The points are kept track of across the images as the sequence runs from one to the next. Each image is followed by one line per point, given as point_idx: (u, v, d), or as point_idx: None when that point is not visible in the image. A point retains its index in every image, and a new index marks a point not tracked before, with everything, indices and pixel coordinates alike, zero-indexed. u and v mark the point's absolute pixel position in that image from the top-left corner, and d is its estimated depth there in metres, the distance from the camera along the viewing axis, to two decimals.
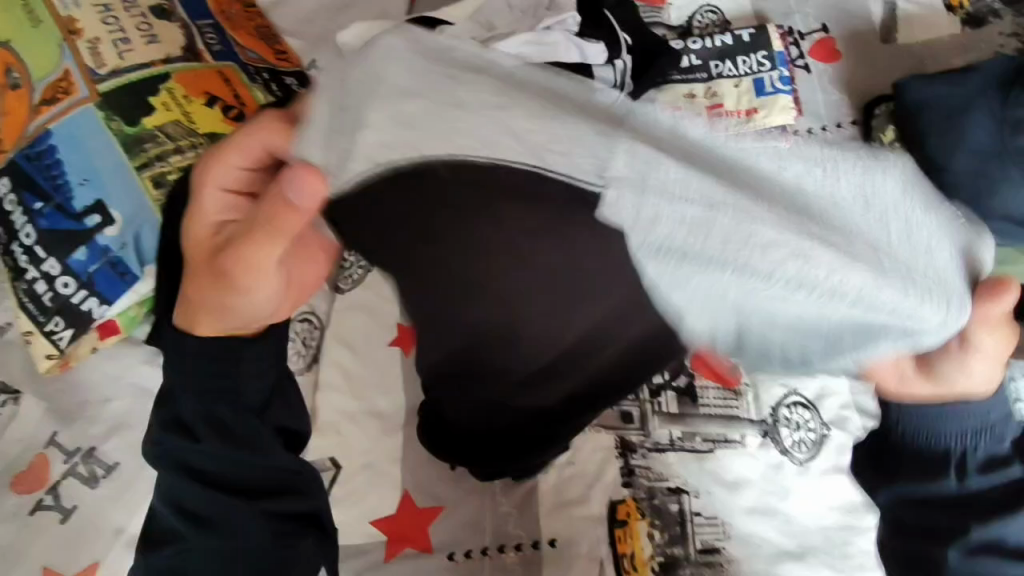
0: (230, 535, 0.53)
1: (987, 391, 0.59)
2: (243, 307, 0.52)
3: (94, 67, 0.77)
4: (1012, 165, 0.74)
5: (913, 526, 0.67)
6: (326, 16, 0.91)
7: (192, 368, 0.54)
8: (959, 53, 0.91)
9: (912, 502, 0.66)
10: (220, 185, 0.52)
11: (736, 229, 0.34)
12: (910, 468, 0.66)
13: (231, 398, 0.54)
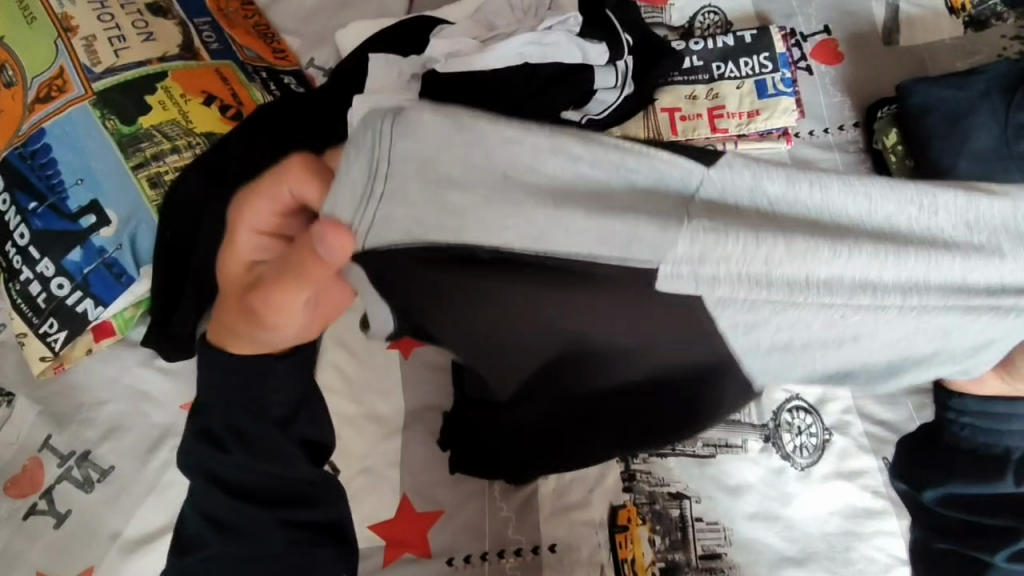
0: (251, 540, 0.53)
1: None
2: (281, 339, 0.51)
3: (89, 64, 0.77)
4: (1016, 169, 0.74)
5: (954, 528, 0.60)
6: (327, 15, 0.98)
7: (216, 381, 0.53)
8: (962, 56, 0.90)
9: (967, 508, 0.59)
10: (254, 226, 0.50)
11: (799, 274, 0.39)
12: (974, 470, 0.57)
13: (257, 413, 0.53)
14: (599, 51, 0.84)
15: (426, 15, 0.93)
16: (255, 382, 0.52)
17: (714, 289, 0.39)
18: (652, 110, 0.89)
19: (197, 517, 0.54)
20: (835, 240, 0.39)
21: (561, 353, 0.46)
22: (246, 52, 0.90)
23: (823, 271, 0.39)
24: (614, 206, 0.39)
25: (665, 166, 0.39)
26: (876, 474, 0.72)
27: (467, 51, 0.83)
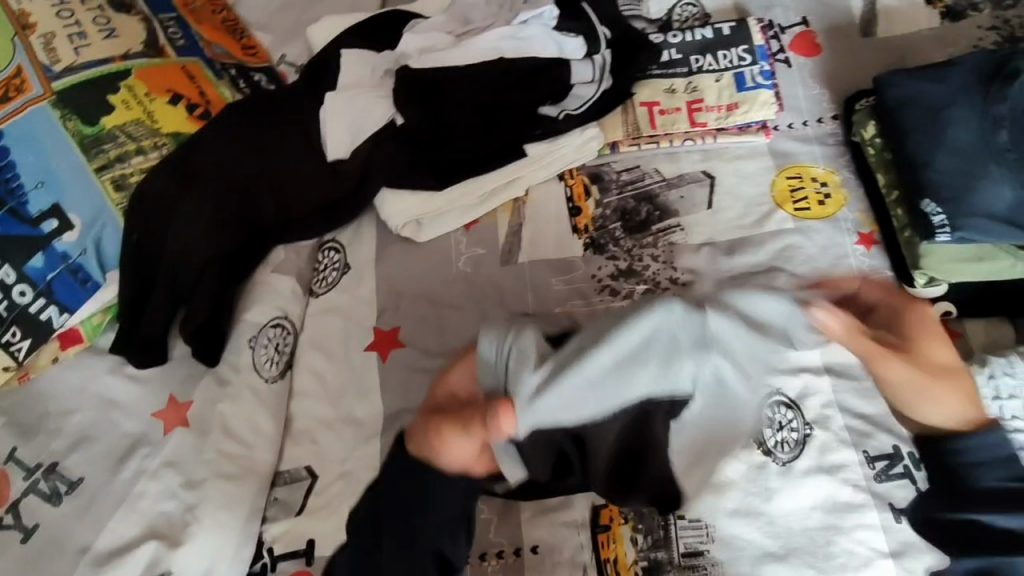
0: None
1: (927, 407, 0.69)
2: (442, 456, 0.60)
3: (48, 64, 0.74)
4: (994, 162, 0.73)
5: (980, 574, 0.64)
6: (298, 11, 0.97)
7: (400, 480, 0.62)
8: (941, 46, 0.89)
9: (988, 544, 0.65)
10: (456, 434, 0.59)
11: (624, 371, 0.56)
12: (999, 507, 0.66)
13: (413, 528, 0.61)
14: (576, 45, 0.86)
15: (399, 9, 0.91)
16: (419, 492, 0.61)
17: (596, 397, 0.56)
18: (630, 104, 0.87)
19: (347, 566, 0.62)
20: (638, 350, 0.56)
21: (608, 426, 0.57)
22: (214, 48, 0.88)
23: (638, 361, 0.56)
24: (579, 391, 0.55)
25: (587, 384, 0.55)
26: (857, 467, 0.71)
27: (441, 45, 0.86)
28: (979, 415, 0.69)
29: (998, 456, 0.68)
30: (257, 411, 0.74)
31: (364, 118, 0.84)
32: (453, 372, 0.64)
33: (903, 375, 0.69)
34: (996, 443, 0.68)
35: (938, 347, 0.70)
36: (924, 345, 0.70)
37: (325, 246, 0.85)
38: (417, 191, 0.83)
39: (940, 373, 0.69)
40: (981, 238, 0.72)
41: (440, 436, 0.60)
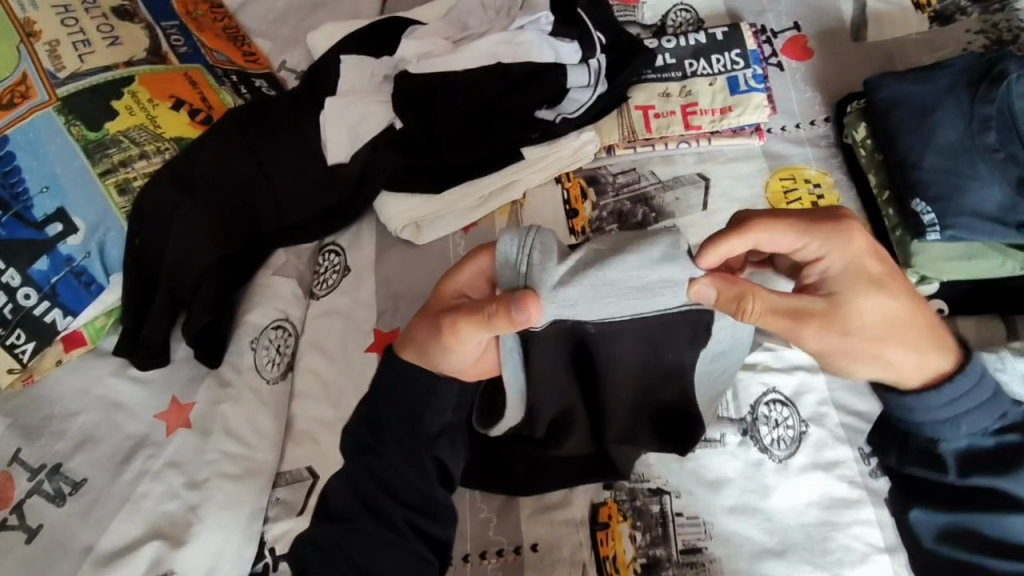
0: (375, 517, 0.59)
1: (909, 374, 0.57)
2: (445, 360, 0.58)
3: (53, 70, 0.75)
4: (981, 160, 0.74)
5: (946, 532, 0.59)
6: (298, 17, 0.98)
7: (397, 384, 0.60)
8: (928, 51, 0.91)
9: (969, 502, 0.58)
10: (463, 332, 0.54)
11: (606, 277, 0.51)
12: (983, 468, 0.58)
13: (414, 433, 0.60)
14: (571, 50, 0.87)
15: (397, 16, 0.93)
16: (418, 399, 0.60)
17: (566, 296, 0.51)
18: (625, 108, 0.88)
19: (345, 492, 0.60)
20: (640, 263, 0.52)
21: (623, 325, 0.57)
22: (215, 56, 0.89)
23: (617, 274, 0.51)
24: (581, 283, 0.51)
25: (591, 279, 0.51)
26: (852, 464, 0.71)
27: (438, 51, 0.87)
28: (947, 365, 0.57)
29: (985, 404, 0.57)
30: (259, 412, 0.75)
31: (364, 123, 0.85)
32: (465, 267, 0.57)
33: (844, 347, 0.55)
34: (973, 388, 0.57)
35: (875, 305, 0.54)
36: (847, 298, 0.54)
37: (325, 248, 0.86)
38: (415, 195, 0.84)
39: (889, 330, 0.55)
40: (970, 235, 0.73)
41: (444, 339, 0.56)
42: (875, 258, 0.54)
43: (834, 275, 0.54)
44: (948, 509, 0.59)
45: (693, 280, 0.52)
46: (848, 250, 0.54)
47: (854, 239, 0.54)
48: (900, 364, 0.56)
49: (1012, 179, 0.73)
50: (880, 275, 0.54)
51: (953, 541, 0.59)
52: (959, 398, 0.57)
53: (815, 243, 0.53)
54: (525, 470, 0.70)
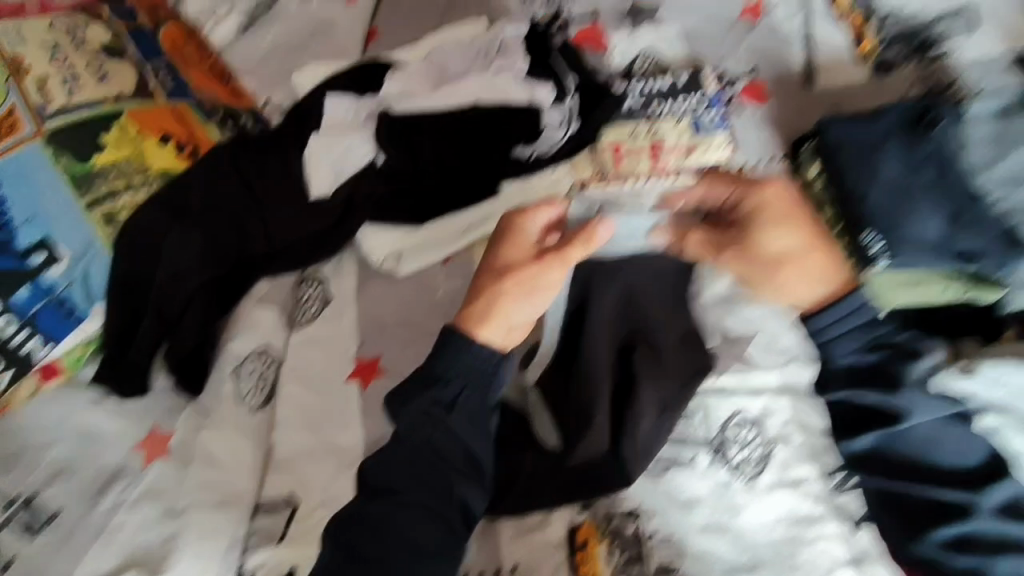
0: (423, 482, 0.62)
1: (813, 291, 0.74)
2: (523, 310, 0.64)
3: (41, 104, 0.78)
4: (922, 197, 0.81)
5: (870, 458, 0.70)
6: (284, 57, 1.02)
7: (462, 357, 0.63)
8: (873, 96, 0.99)
9: (877, 423, 0.70)
10: (549, 265, 0.64)
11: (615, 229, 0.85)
12: (862, 384, 0.72)
13: (474, 402, 0.63)
14: (547, 92, 0.91)
15: (378, 57, 0.97)
16: (485, 372, 0.63)
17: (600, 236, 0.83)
18: (596, 146, 0.91)
19: (393, 461, 0.62)
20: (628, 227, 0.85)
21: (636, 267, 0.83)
22: (202, 92, 0.91)
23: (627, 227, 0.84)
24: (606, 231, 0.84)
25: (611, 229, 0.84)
26: (817, 481, 0.75)
27: (419, 91, 0.92)
28: (835, 289, 0.73)
29: (861, 327, 0.73)
30: (239, 441, 0.76)
31: (345, 159, 0.87)
32: (525, 227, 0.66)
33: (755, 269, 0.75)
34: (848, 311, 0.72)
35: (781, 236, 0.73)
36: (762, 225, 0.73)
37: (303, 279, 0.86)
38: (396, 227, 0.87)
39: (780, 259, 0.74)
40: (911, 265, 0.79)
41: (530, 285, 0.64)
42: (791, 206, 0.73)
43: (751, 212, 0.74)
44: (861, 433, 0.71)
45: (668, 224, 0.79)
46: (766, 200, 0.73)
47: (773, 186, 0.74)
48: (796, 282, 0.74)
49: (947, 214, 0.80)
50: (787, 214, 0.73)
51: (876, 465, 0.70)
52: (839, 320, 0.73)
53: (745, 190, 0.75)
54: (525, 481, 0.73)
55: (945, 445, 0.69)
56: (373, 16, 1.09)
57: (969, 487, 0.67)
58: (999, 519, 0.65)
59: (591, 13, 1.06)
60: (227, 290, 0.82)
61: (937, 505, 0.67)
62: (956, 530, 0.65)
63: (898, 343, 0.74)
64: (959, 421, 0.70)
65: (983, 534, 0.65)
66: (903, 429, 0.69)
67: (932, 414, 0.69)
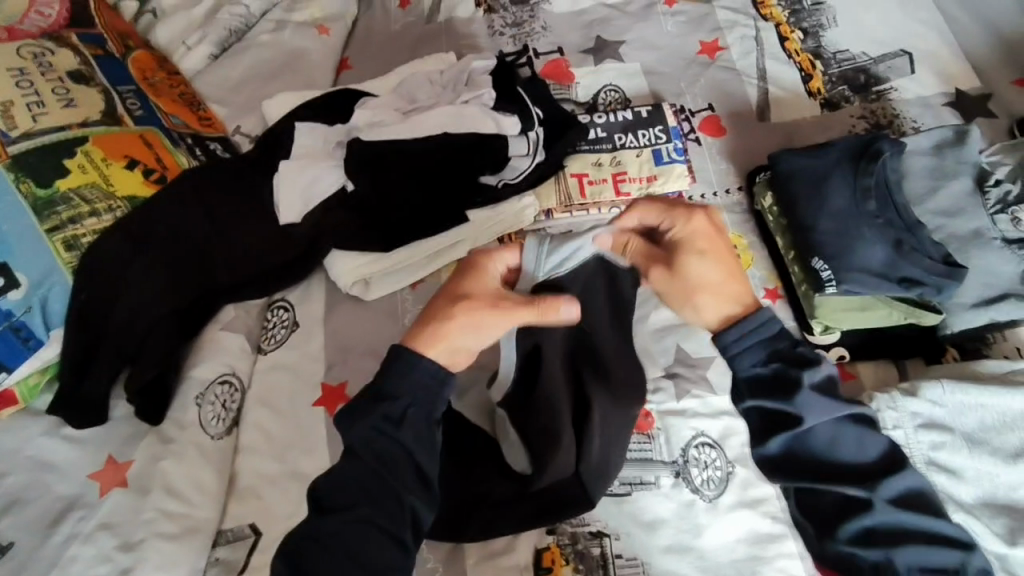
0: (373, 498, 0.58)
1: (711, 315, 0.64)
2: (466, 340, 0.60)
3: (4, 130, 0.78)
4: (867, 225, 0.85)
5: (780, 466, 0.62)
6: (254, 85, 1.03)
7: (409, 373, 0.58)
8: (821, 130, 1.04)
9: (779, 427, 0.62)
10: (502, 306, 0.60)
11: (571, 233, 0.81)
12: (766, 395, 0.62)
13: (422, 414, 0.59)
14: (512, 123, 0.94)
15: (349, 88, 0.99)
16: (433, 390, 0.59)
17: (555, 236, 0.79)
18: (562, 175, 0.96)
19: (341, 479, 0.58)
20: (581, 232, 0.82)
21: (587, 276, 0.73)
22: (172, 119, 0.92)
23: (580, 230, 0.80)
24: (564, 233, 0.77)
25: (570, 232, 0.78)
26: (775, 500, 0.77)
27: (388, 121, 0.93)
28: (737, 312, 0.63)
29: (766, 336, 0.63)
30: (202, 468, 0.75)
31: (314, 187, 0.88)
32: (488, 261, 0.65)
33: (668, 289, 0.64)
34: (756, 329, 0.62)
35: (703, 265, 0.63)
36: (685, 250, 0.64)
37: (274, 304, 0.88)
38: (363, 253, 0.88)
39: (696, 283, 0.63)
40: (857, 289, 0.83)
41: (479, 317, 0.60)
42: (716, 237, 0.64)
43: (676, 238, 0.64)
44: (767, 439, 0.62)
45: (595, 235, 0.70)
46: (690, 224, 0.64)
47: (699, 216, 0.64)
48: (704, 312, 0.64)
49: (891, 241, 0.84)
50: (710, 245, 0.64)
51: (786, 470, 0.62)
52: (747, 339, 0.62)
53: (672, 216, 0.65)
54: (492, 508, 0.72)
55: (843, 444, 0.61)
56: (344, 47, 1.12)
57: (867, 482, 0.60)
58: (895, 508, 0.59)
59: (557, 48, 1.10)
60: (190, 315, 0.81)
61: (840, 506, 0.60)
62: (855, 528, 0.59)
63: (800, 355, 0.62)
64: (855, 420, 0.62)
65: (886, 527, 0.59)
66: (803, 431, 0.61)
67: (826, 412, 0.61)
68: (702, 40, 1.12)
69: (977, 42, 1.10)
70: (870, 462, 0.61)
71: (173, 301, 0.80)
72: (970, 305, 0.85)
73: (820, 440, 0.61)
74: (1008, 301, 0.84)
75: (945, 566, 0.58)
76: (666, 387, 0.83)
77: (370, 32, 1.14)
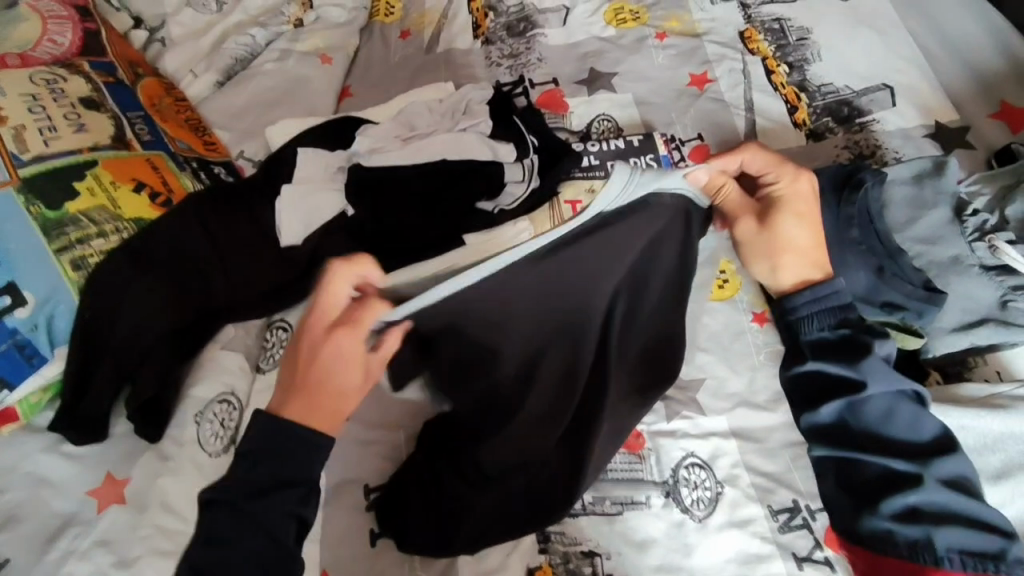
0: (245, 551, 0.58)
1: (792, 277, 0.75)
2: (328, 397, 0.61)
3: (17, 152, 0.80)
4: (849, 253, 0.87)
5: (827, 435, 0.71)
6: (258, 112, 1.06)
7: (280, 440, 0.60)
8: (806, 159, 1.08)
9: (839, 394, 0.71)
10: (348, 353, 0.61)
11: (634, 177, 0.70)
12: (831, 357, 0.72)
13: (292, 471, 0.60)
14: (508, 150, 0.97)
15: (350, 116, 1.02)
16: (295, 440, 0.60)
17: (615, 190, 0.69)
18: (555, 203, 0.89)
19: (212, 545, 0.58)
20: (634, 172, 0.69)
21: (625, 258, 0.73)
22: (178, 144, 0.95)
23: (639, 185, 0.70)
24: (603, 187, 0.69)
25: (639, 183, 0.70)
26: (763, 521, 0.78)
27: (390, 147, 0.96)
28: (816, 276, 0.75)
29: (837, 309, 0.73)
30: (197, 485, 0.76)
31: (316, 211, 0.90)
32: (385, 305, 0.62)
33: (754, 240, 0.76)
34: (829, 294, 0.73)
35: (796, 226, 0.75)
36: (784, 211, 0.75)
37: (273, 324, 0.89)
38: None
39: (786, 246, 0.75)
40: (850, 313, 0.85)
41: (325, 363, 0.60)
42: (813, 201, 0.76)
43: (777, 194, 0.76)
44: (820, 406, 0.71)
45: (693, 169, 0.73)
46: (795, 185, 0.76)
47: (805, 176, 0.77)
48: (786, 268, 0.75)
49: (874, 267, 0.87)
50: (806, 210, 0.75)
51: (829, 441, 0.71)
52: (817, 301, 0.73)
53: (781, 173, 0.76)
54: (474, 522, 0.72)
55: (896, 419, 0.70)
56: (345, 75, 1.16)
57: (916, 460, 0.68)
58: (945, 489, 0.66)
59: (552, 79, 1.15)
60: (190, 334, 0.82)
61: (883, 475, 0.68)
62: (899, 505, 0.66)
63: (866, 327, 0.73)
64: (910, 399, 0.71)
65: (929, 505, 0.66)
66: (862, 400, 0.70)
67: (886, 386, 0.71)
68: (692, 72, 1.16)
69: (954, 77, 1.14)
70: (923, 443, 0.69)
71: (174, 320, 0.81)
72: (950, 329, 0.88)
73: (901, 429, 0.70)
74: (987, 326, 0.86)
75: (985, 551, 0.64)
76: (657, 408, 0.85)
77: (370, 62, 1.18)
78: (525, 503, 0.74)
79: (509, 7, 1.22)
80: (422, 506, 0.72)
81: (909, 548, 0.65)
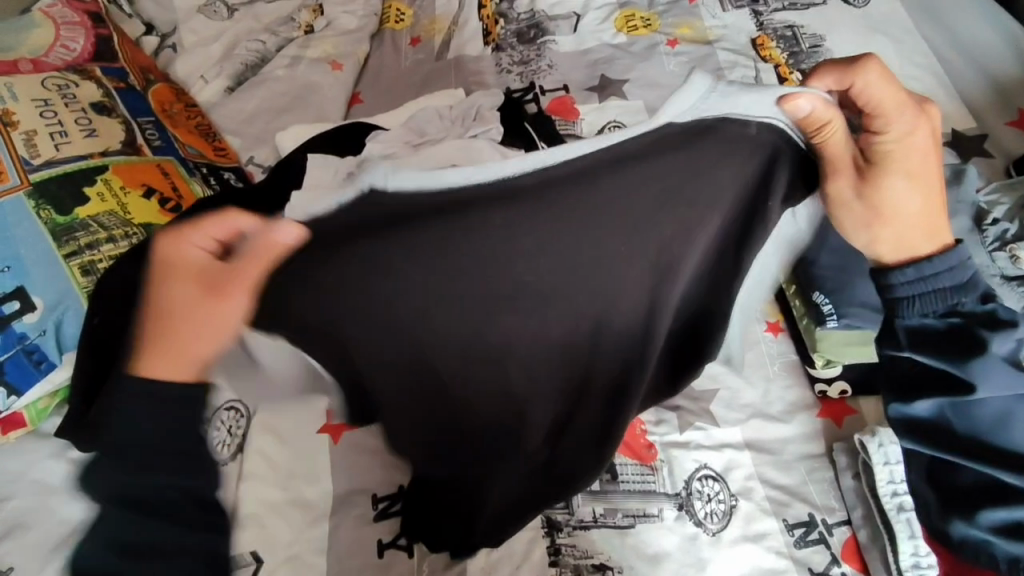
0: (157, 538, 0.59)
1: (885, 249, 0.66)
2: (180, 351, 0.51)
3: (28, 157, 0.80)
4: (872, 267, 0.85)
5: (914, 427, 0.74)
6: (268, 117, 1.06)
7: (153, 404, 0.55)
8: None
9: (944, 388, 0.70)
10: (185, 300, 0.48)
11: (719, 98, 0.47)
12: (944, 347, 0.68)
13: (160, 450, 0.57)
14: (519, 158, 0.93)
15: (360, 121, 1.02)
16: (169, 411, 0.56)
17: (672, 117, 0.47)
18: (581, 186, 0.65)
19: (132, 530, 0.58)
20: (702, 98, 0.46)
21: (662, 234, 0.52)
22: (188, 149, 0.95)
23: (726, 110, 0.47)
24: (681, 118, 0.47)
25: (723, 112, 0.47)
26: (779, 535, 0.77)
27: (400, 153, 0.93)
28: (928, 249, 0.66)
29: (952, 288, 0.66)
30: None
31: None
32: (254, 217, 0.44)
33: (855, 211, 0.61)
34: (946, 270, 0.65)
35: (907, 189, 0.61)
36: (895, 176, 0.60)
37: None
38: None
39: (891, 215, 0.62)
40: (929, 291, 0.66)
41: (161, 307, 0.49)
42: (929, 150, 0.60)
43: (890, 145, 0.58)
44: (915, 400, 0.72)
45: (797, 92, 0.48)
46: (913, 134, 0.58)
47: (921, 126, 0.58)
48: (877, 233, 0.64)
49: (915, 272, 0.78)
50: (920, 165, 0.60)
51: (914, 434, 0.74)
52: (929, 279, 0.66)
53: (901, 113, 0.57)
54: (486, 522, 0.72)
55: (1015, 421, 0.70)
56: (356, 82, 1.16)
57: None
58: None
59: (563, 85, 1.14)
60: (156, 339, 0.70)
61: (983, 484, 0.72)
62: (1006, 516, 0.69)
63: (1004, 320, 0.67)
64: None
65: None
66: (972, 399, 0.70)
67: (1006, 388, 0.69)
68: None
69: (971, 85, 1.13)
70: None
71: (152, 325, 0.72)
72: None
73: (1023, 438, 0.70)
74: None
75: None
76: (670, 419, 0.84)
77: (381, 69, 1.18)
78: (533, 496, 0.73)
79: (520, 14, 1.22)
80: (441, 510, 0.72)
81: (1008, 563, 0.69)
